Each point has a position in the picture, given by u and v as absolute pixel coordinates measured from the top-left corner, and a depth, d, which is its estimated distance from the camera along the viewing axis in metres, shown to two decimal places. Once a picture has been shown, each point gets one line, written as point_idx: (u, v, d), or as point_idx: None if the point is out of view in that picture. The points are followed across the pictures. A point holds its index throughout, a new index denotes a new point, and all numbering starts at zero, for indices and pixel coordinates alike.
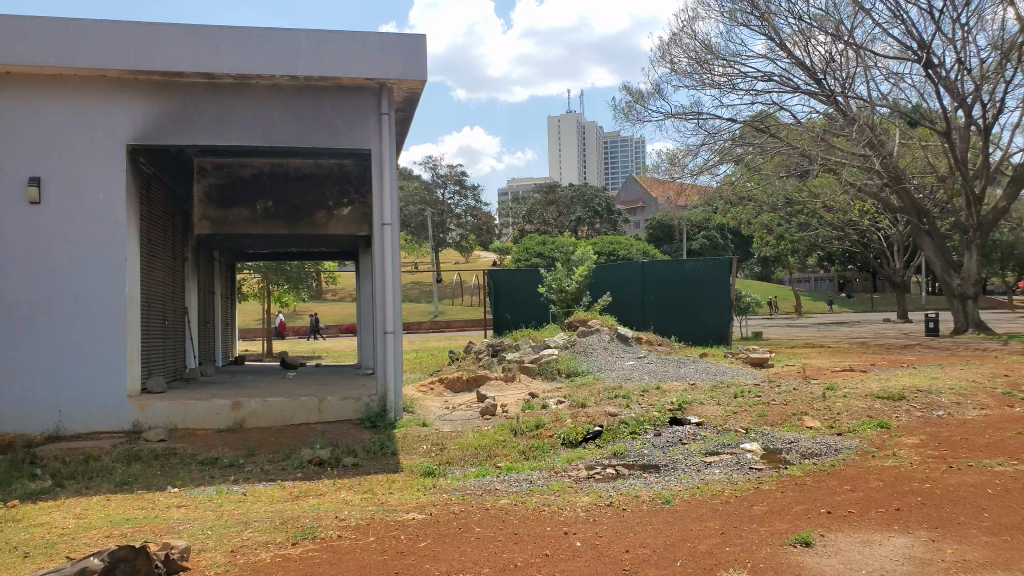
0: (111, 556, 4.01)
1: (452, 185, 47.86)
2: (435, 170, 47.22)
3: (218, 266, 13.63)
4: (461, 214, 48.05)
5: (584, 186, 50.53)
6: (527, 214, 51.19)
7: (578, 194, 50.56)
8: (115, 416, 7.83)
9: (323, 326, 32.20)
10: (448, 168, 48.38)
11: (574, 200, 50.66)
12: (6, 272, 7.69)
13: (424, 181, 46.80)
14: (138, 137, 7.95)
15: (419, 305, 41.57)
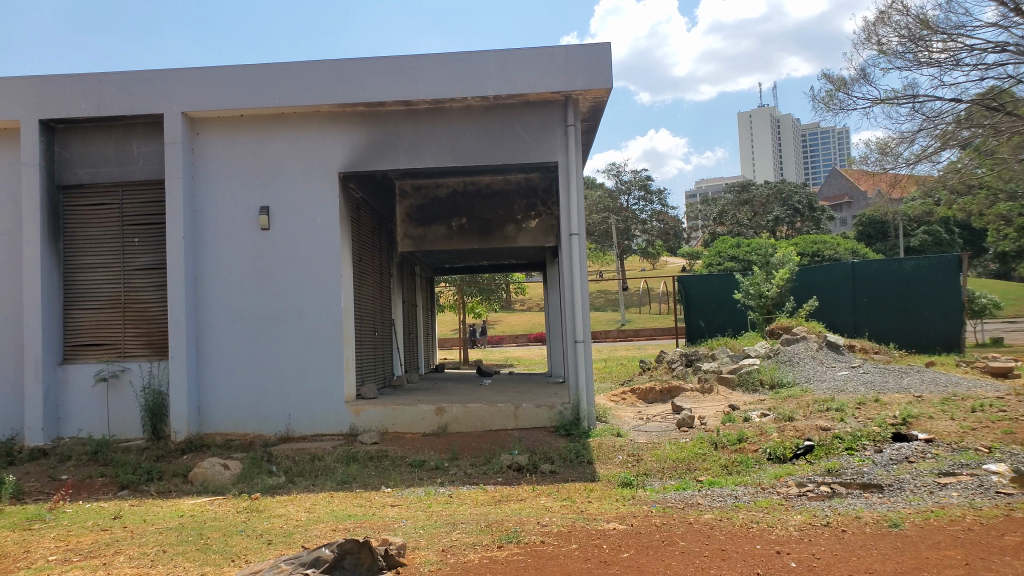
0: (340, 548, 4.43)
1: (636, 191, 47.53)
2: (619, 176, 47.13)
3: (419, 281, 14.49)
4: (647, 220, 47.41)
5: (780, 184, 48.13)
6: (718, 216, 49.63)
7: (775, 191, 48.26)
8: (334, 419, 8.53)
9: (515, 335, 33.22)
10: (631, 173, 48.06)
11: (771, 198, 48.33)
12: (243, 292, 8.62)
13: (608, 189, 46.97)
14: (349, 164, 8.63)
15: (607, 314, 41.56)
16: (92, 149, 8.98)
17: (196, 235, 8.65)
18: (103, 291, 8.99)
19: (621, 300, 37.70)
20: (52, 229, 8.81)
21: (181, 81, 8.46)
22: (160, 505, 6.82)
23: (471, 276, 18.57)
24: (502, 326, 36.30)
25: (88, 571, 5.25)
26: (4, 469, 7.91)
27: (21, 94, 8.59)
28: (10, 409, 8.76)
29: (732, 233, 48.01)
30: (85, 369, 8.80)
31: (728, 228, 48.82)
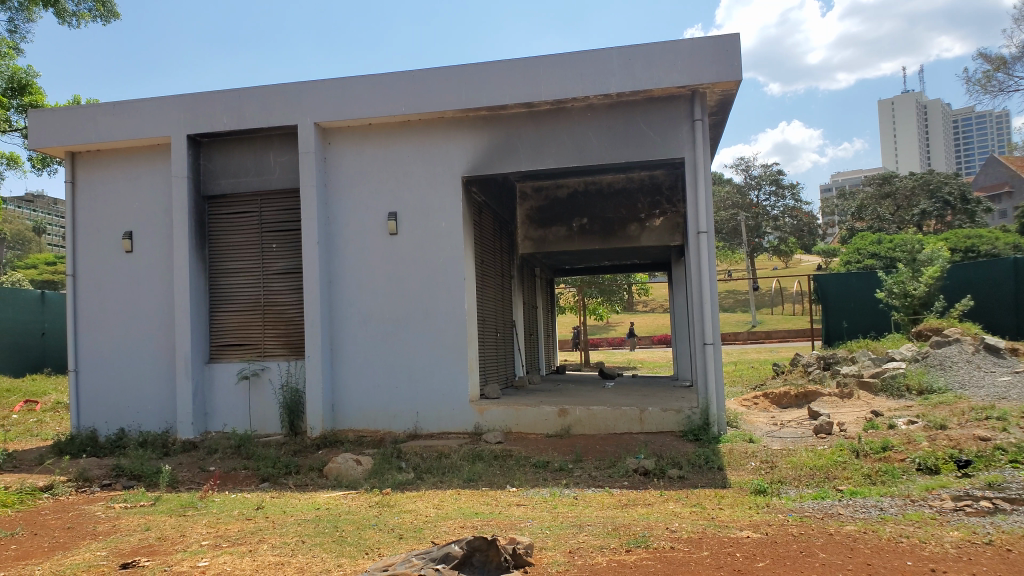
0: (469, 545, 4.52)
1: (767, 185, 45.12)
2: (747, 171, 45.52)
3: (540, 283, 14.56)
4: (778, 216, 45.43)
5: (928, 175, 44.90)
6: (856, 210, 47.01)
7: (921, 182, 45.07)
8: (459, 417, 8.69)
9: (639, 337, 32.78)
10: (762, 167, 45.97)
11: (916, 189, 45.18)
12: (372, 294, 8.94)
13: (736, 185, 45.53)
14: (471, 168, 8.78)
15: (734, 315, 40.24)
16: (234, 161, 9.57)
17: (329, 239, 9.06)
18: (245, 294, 9.57)
19: (752, 301, 36.17)
20: (199, 236, 9.46)
21: (314, 93, 8.88)
22: (297, 498, 7.17)
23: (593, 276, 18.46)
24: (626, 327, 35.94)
25: (236, 557, 5.60)
26: (161, 459, 8.58)
27: (172, 111, 9.27)
28: (164, 404, 9.48)
29: (874, 227, 45.25)
30: (229, 368, 9.39)
31: (867, 223, 46.09)
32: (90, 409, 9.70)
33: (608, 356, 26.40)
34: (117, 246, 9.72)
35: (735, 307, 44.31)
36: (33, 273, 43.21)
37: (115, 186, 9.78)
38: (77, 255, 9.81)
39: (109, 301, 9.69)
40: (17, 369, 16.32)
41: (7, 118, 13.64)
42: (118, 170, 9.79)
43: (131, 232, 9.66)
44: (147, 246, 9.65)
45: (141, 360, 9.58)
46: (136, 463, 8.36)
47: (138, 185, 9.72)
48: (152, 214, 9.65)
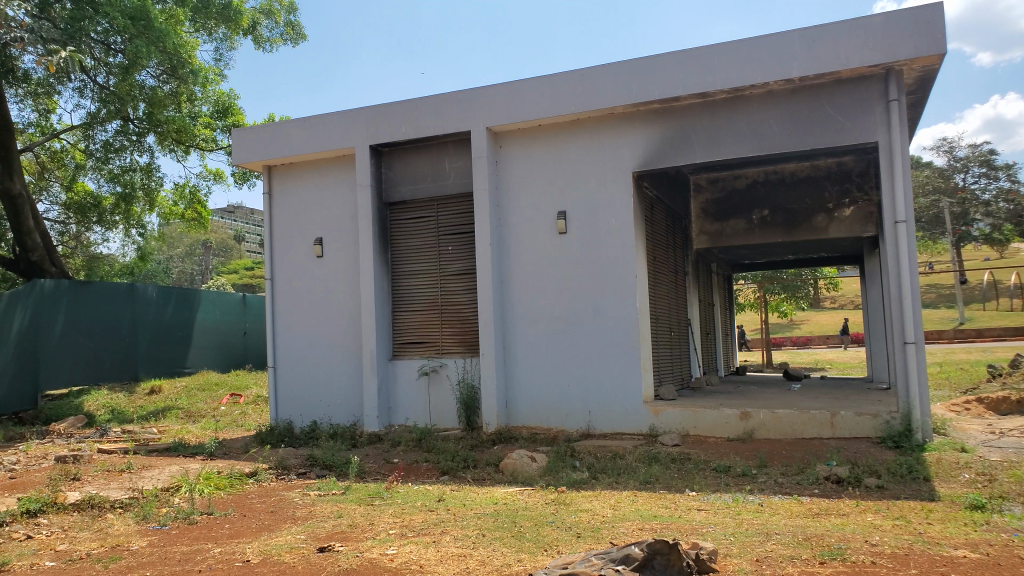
0: (649, 548, 4.37)
1: (976, 166, 41.10)
2: (951, 152, 41.57)
3: (716, 279, 14.07)
4: (992, 199, 40.23)
5: None
6: None
7: None
8: (634, 419, 8.55)
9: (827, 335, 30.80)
10: (971, 147, 41.85)
11: None
12: (543, 293, 9.01)
13: (938, 168, 41.81)
14: (643, 164, 8.61)
15: (933, 312, 36.81)
16: (411, 168, 10.00)
17: (501, 240, 9.25)
18: (424, 295, 9.98)
19: (959, 296, 32.90)
20: (381, 240, 9.99)
21: (486, 98, 9.10)
22: (476, 492, 7.36)
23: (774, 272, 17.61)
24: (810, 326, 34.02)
25: (421, 547, 5.82)
26: (350, 450, 9.13)
27: (355, 123, 9.85)
28: (352, 398, 10.09)
29: None
30: (410, 365, 9.83)
31: None
32: (287, 402, 10.54)
33: (793, 356, 24.99)
34: (308, 252, 10.47)
35: (937, 303, 40.47)
36: (237, 277, 47.91)
37: (307, 196, 10.54)
38: (274, 260, 10.67)
39: (303, 303, 10.46)
40: (224, 366, 18.12)
41: (213, 138, 15.19)
42: (309, 181, 10.54)
43: (321, 238, 10.37)
44: (335, 251, 10.31)
45: (331, 357, 10.26)
46: (328, 453, 8.96)
47: (327, 195, 10.42)
48: (339, 221, 10.30)
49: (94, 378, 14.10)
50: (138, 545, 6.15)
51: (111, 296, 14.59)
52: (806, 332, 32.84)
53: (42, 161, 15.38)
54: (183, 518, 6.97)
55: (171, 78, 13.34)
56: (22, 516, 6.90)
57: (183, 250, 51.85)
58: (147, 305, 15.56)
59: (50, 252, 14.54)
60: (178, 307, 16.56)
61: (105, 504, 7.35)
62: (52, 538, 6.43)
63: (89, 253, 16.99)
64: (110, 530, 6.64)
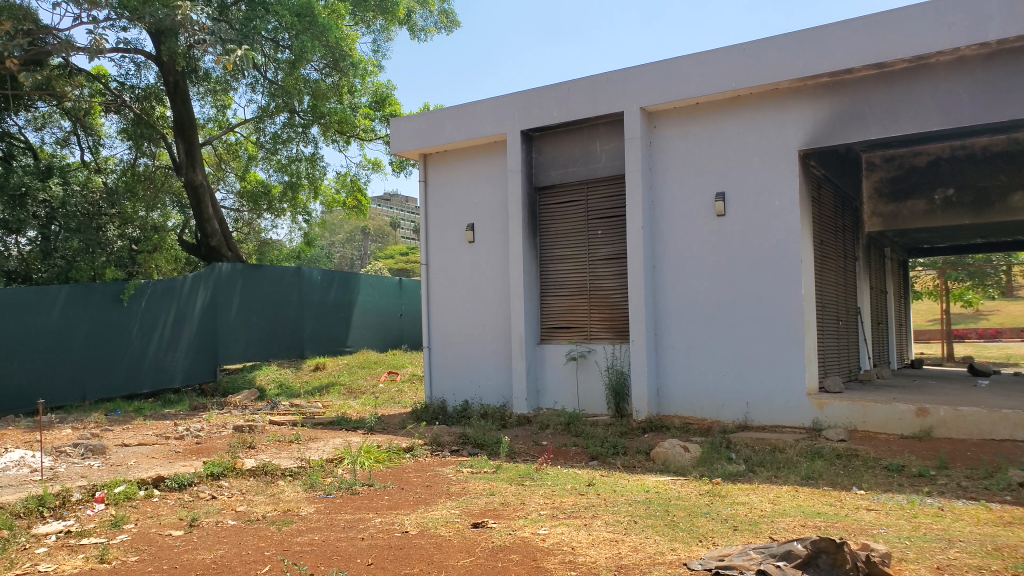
0: (813, 545, 4.12)
1: None
2: None
3: (890, 265, 13.14)
4: None
5: None
6: None
7: None
8: (796, 411, 8.14)
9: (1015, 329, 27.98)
10: None
11: None
12: (698, 280, 8.78)
13: None
14: (809, 141, 8.13)
15: None
16: (562, 151, 9.98)
17: (655, 225, 9.11)
18: (573, 280, 9.95)
19: None
20: (531, 225, 10.07)
21: (640, 78, 8.95)
22: (626, 479, 7.29)
23: (957, 257, 16.18)
24: (995, 318, 31.02)
25: (573, 529, 5.83)
26: (500, 430, 9.31)
27: (507, 108, 9.97)
28: (502, 382, 10.27)
29: None
30: (559, 349, 9.87)
31: None
32: (441, 382, 10.94)
33: (975, 350, 22.83)
34: (461, 237, 10.74)
35: None
36: (393, 262, 50.17)
37: (460, 182, 10.80)
38: (429, 245, 11.06)
39: (455, 287, 10.77)
40: (382, 346, 19.05)
41: (372, 128, 15.89)
42: (462, 167, 10.79)
43: (473, 224, 10.59)
44: (486, 236, 10.50)
45: (482, 340, 10.50)
46: (479, 433, 9.18)
47: (479, 180, 10.62)
48: (490, 206, 10.47)
49: (265, 354, 15.21)
50: (306, 511, 6.56)
51: (280, 280, 15.68)
52: (990, 325, 29.99)
53: (220, 153, 16.88)
54: (347, 488, 7.37)
55: (333, 71, 14.03)
56: (207, 478, 7.55)
57: (343, 236, 54.82)
58: (313, 287, 16.63)
59: (227, 237, 15.82)
60: (340, 290, 17.51)
61: (277, 471, 7.92)
62: (232, 499, 7.00)
63: (261, 238, 18.24)
64: (282, 496, 7.14)
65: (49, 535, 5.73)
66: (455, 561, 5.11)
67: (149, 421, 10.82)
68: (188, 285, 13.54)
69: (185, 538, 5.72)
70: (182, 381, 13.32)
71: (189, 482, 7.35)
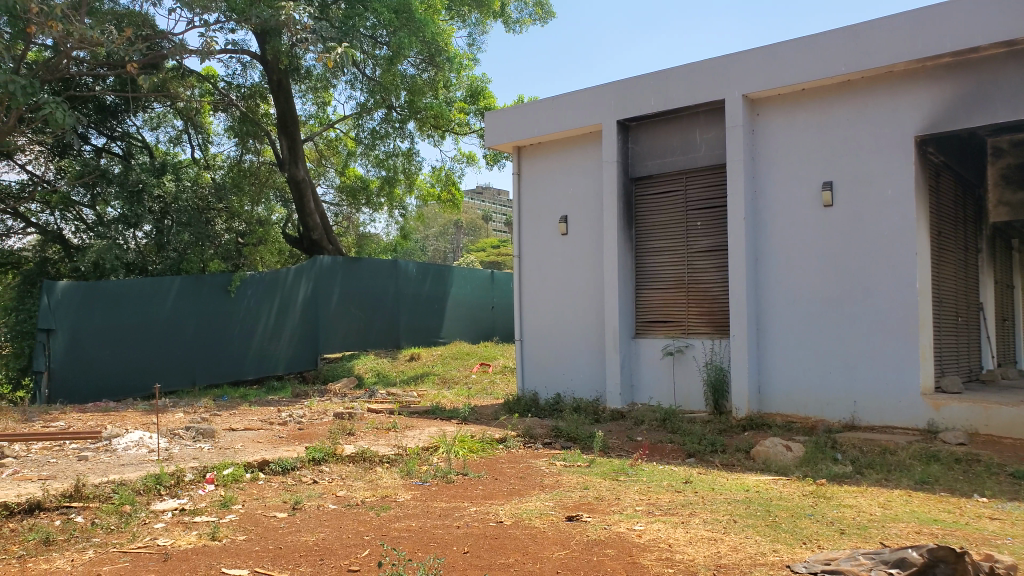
0: (930, 553, 3.87)
1: None
2: None
3: (1016, 258, 12.28)
4: None
5: None
6: None
7: None
8: (909, 412, 7.72)
9: None
10: None
11: None
12: (803, 273, 8.44)
13: None
14: (927, 127, 7.68)
15: None
16: (660, 141, 9.80)
17: (757, 216, 8.82)
18: (670, 272, 9.75)
19: None
20: (626, 217, 9.94)
21: (741, 65, 8.69)
22: (725, 477, 7.09)
23: None
24: None
25: (669, 526, 5.72)
26: (593, 425, 9.24)
27: (603, 99, 9.87)
28: (595, 375, 10.19)
29: None
30: (655, 344, 9.71)
31: None
32: (533, 374, 10.96)
33: None
34: (555, 229, 10.71)
35: None
36: (486, 255, 50.69)
37: (554, 174, 10.77)
38: (523, 238, 11.09)
39: (549, 279, 10.75)
40: (475, 337, 19.29)
41: (467, 122, 16.08)
42: (556, 159, 10.75)
43: (567, 216, 10.54)
44: (580, 228, 10.42)
45: (575, 333, 10.45)
46: (572, 426, 9.13)
47: (573, 172, 10.56)
48: (585, 198, 10.39)
49: (362, 344, 15.63)
50: (403, 497, 6.70)
51: (377, 272, 16.08)
52: None
53: (320, 149, 17.50)
54: (442, 477, 7.48)
55: (429, 66, 14.25)
56: (309, 462, 7.81)
57: (436, 228, 55.75)
58: (408, 279, 16.98)
59: (327, 231, 16.35)
60: (434, 282, 17.81)
61: (375, 458, 8.12)
62: (333, 484, 7.23)
63: (359, 232, 18.72)
64: (380, 482, 7.31)
65: (165, 511, 6.05)
66: (550, 552, 5.10)
67: (254, 407, 11.31)
68: (291, 276, 14.10)
69: (289, 520, 5.94)
70: (285, 369, 13.89)
71: (292, 466, 7.63)
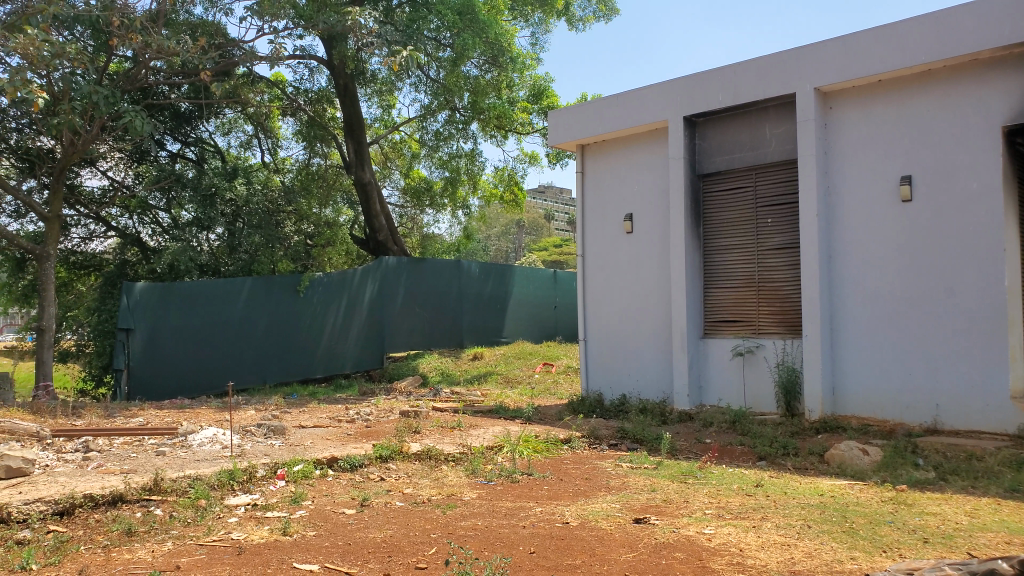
0: (1022, 565, 3.66)
1: None
2: None
3: None
4: None
5: None
6: None
7: None
8: (996, 416, 7.36)
9: None
10: None
11: None
12: (880, 270, 8.14)
13: None
14: (1015, 117, 7.30)
15: None
16: (729, 137, 9.59)
17: (830, 212, 8.55)
18: (739, 271, 9.54)
19: None
20: (693, 215, 9.78)
21: (814, 57, 8.43)
22: (798, 481, 6.89)
23: None
24: None
25: (740, 531, 5.58)
26: (660, 426, 9.11)
27: (669, 95, 9.73)
28: (661, 375, 10.06)
29: None
30: (724, 344, 9.52)
31: None
32: (597, 374, 10.88)
33: None
34: (619, 228, 10.60)
35: None
36: (548, 254, 50.69)
37: (618, 172, 10.66)
38: (586, 236, 11.01)
39: (613, 278, 10.65)
40: (538, 337, 19.30)
41: (529, 121, 16.07)
42: (620, 157, 10.64)
43: (632, 214, 10.42)
44: (645, 226, 10.29)
45: (641, 333, 10.33)
46: (638, 427, 9.02)
47: (638, 169, 10.43)
48: (650, 195, 10.26)
49: (426, 343, 15.79)
50: (469, 496, 6.71)
51: (441, 272, 16.23)
52: None
53: (386, 151, 17.81)
54: (507, 476, 7.48)
55: (493, 67, 14.30)
56: (376, 460, 7.90)
57: (499, 229, 55.87)
58: (471, 279, 17.09)
59: (392, 232, 16.59)
60: (496, 282, 17.87)
61: (440, 456, 8.17)
62: (399, 482, 7.30)
63: (423, 232, 18.90)
64: (446, 480, 7.35)
65: (239, 506, 6.20)
66: (617, 555, 5.03)
67: (322, 404, 11.53)
68: (357, 277, 14.36)
69: (357, 517, 6.01)
70: (352, 368, 14.19)
71: (360, 463, 7.74)
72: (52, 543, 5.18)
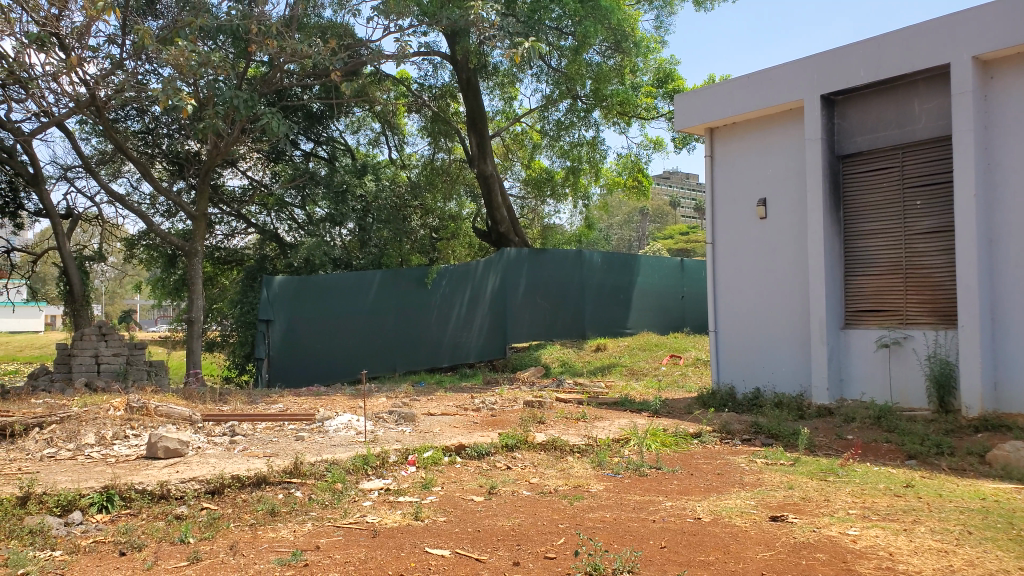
0: None
1: None
2: None
3: None
4: None
5: None
6: None
7: None
8: None
9: None
10: None
11: None
12: None
13: None
14: None
15: None
16: (872, 114, 9.00)
17: (991, 191, 7.83)
18: (884, 257, 8.95)
19: None
20: (833, 199, 9.24)
21: (972, 23, 7.74)
22: (955, 483, 6.37)
23: None
24: None
25: (889, 534, 5.21)
26: (797, 421, 8.69)
27: (805, 74, 9.25)
28: (798, 368, 9.60)
29: None
30: (868, 335, 8.95)
31: None
32: (728, 366, 10.53)
33: None
34: (751, 213, 10.17)
35: None
36: (672, 243, 49.69)
37: (750, 155, 10.23)
38: (716, 222, 10.64)
39: (745, 266, 10.25)
40: (664, 327, 18.90)
41: (653, 106, 15.71)
42: (752, 139, 10.21)
43: (765, 199, 9.97)
44: (780, 212, 9.82)
45: (775, 323, 9.88)
46: (773, 422, 8.64)
47: (771, 152, 9.96)
48: (785, 179, 9.78)
49: (548, 334, 15.85)
50: (596, 488, 6.63)
51: (563, 263, 16.21)
52: None
53: (507, 143, 18.01)
54: (635, 469, 7.35)
55: (616, 53, 14.09)
56: (502, 449, 7.97)
57: (621, 218, 55.29)
58: (594, 270, 16.97)
59: (514, 224, 16.72)
60: (620, 272, 17.64)
61: (565, 447, 8.13)
62: (526, 471, 7.32)
63: (544, 223, 18.89)
64: (572, 471, 7.30)
65: (372, 490, 6.40)
66: (754, 553, 4.81)
67: (448, 393, 11.77)
68: (481, 269, 14.57)
69: (486, 504, 6.07)
70: (476, 358, 14.46)
71: (487, 451, 7.82)
72: (205, 519, 5.53)
